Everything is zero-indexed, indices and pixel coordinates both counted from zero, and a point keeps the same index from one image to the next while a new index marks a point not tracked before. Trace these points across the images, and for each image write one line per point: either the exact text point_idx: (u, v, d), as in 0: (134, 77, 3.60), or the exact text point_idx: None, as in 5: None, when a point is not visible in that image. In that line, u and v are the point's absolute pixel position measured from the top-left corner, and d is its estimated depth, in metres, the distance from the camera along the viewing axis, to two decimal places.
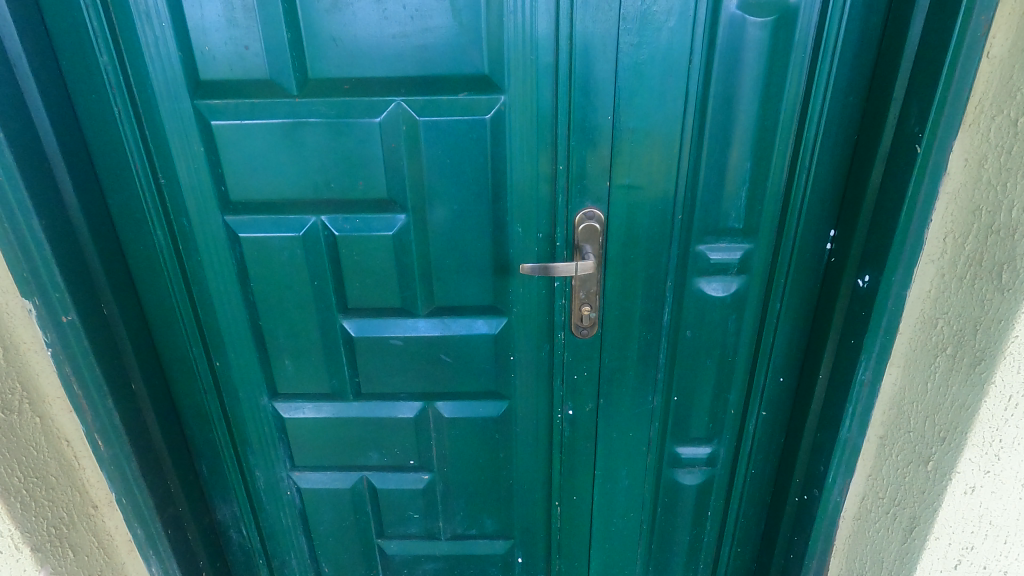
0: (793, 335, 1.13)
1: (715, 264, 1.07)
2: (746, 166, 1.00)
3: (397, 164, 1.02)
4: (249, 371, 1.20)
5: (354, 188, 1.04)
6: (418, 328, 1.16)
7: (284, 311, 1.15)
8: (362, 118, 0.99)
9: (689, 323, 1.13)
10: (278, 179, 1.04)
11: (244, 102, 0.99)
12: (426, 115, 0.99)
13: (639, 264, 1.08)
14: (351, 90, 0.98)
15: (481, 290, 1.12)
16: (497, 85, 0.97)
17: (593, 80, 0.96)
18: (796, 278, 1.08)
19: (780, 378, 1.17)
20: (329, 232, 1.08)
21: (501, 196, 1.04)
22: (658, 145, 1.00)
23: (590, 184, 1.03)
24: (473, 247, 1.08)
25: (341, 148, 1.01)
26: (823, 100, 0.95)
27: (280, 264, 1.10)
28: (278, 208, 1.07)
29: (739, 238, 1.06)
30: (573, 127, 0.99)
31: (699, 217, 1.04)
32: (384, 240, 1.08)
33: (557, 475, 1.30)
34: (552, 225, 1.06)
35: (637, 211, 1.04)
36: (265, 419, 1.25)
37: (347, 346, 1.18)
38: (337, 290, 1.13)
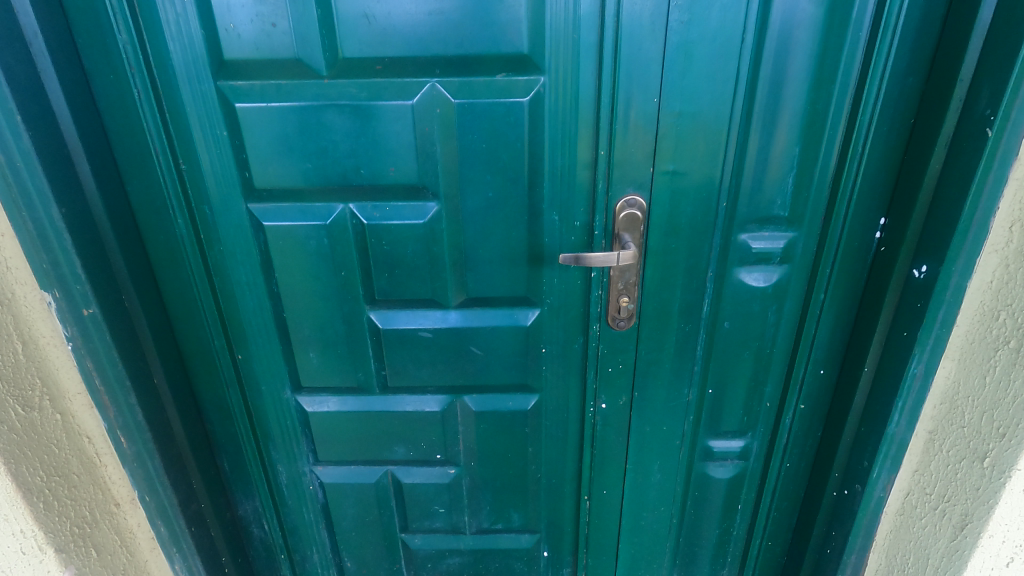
0: (835, 327, 1.09)
1: (758, 253, 1.04)
2: (795, 152, 0.97)
3: (430, 149, 0.98)
4: (273, 364, 1.17)
5: (384, 175, 0.99)
6: (447, 320, 1.12)
7: (310, 302, 1.11)
8: (395, 101, 0.94)
9: (728, 313, 1.10)
10: (305, 165, 0.99)
11: (269, 83, 0.94)
12: (462, 98, 0.94)
13: (680, 254, 1.04)
14: (382, 71, 0.93)
15: (514, 281, 1.08)
16: (538, 65, 0.92)
17: (639, 60, 0.91)
18: (841, 268, 1.04)
19: (820, 371, 1.14)
20: (357, 220, 1.03)
21: (537, 182, 1.00)
22: (704, 130, 0.95)
23: (632, 169, 0.98)
24: (507, 236, 1.04)
25: (371, 133, 0.97)
26: (880, 83, 0.91)
27: (306, 254, 1.06)
28: (305, 196, 1.02)
29: (782, 227, 1.03)
30: (615, 111, 0.94)
31: (743, 205, 1.01)
32: (415, 230, 1.03)
33: (586, 470, 1.27)
34: (590, 213, 1.02)
35: (681, 198, 1.00)
36: (289, 413, 1.23)
37: (374, 338, 1.15)
38: (365, 280, 1.09)
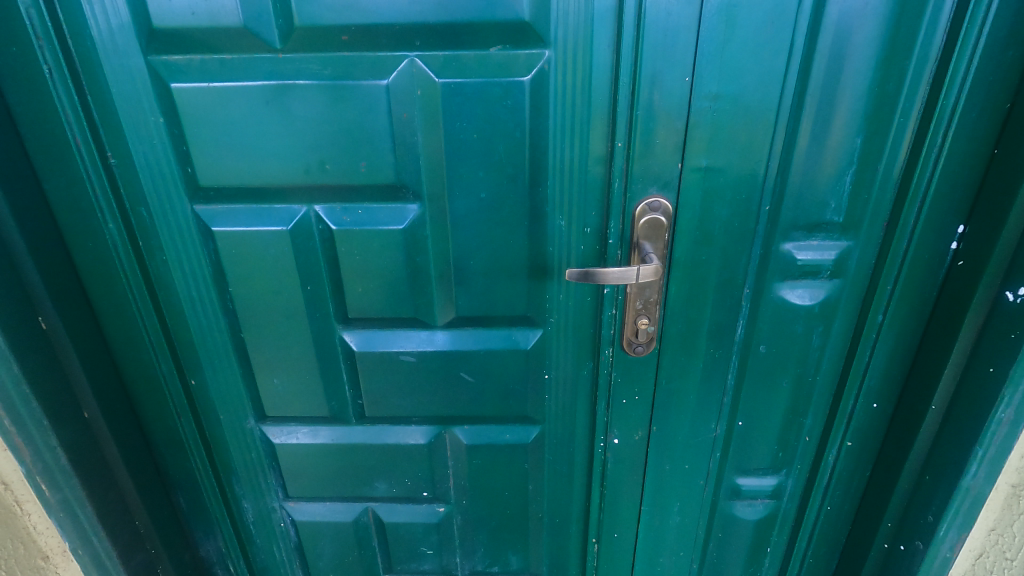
0: (894, 355, 0.92)
1: (803, 265, 0.87)
2: (856, 145, 0.79)
3: (410, 140, 0.80)
4: (232, 390, 1.01)
5: (355, 172, 0.82)
6: (433, 341, 0.96)
7: (272, 320, 0.95)
8: (366, 80, 0.77)
9: (764, 335, 0.93)
10: (259, 159, 0.82)
11: (210, 57, 0.76)
12: (448, 76, 0.77)
13: (711, 267, 0.87)
14: (349, 42, 0.75)
15: (511, 297, 0.91)
16: (542, 35, 0.74)
17: (668, 29, 0.73)
18: (905, 285, 0.87)
19: (873, 405, 0.97)
20: (325, 225, 0.86)
21: (540, 180, 0.83)
22: (747, 117, 0.78)
23: (656, 165, 0.80)
24: (504, 245, 0.87)
25: (336, 120, 0.79)
26: (970, 57, 0.73)
27: (265, 265, 0.90)
28: (260, 195, 0.85)
29: (835, 234, 0.86)
30: (638, 94, 0.76)
31: (790, 209, 0.83)
32: (393, 237, 0.86)
33: (595, 511, 1.10)
34: (604, 217, 0.84)
35: (714, 200, 0.82)
36: (253, 444, 1.07)
37: (349, 362, 0.98)
38: (336, 295, 0.92)
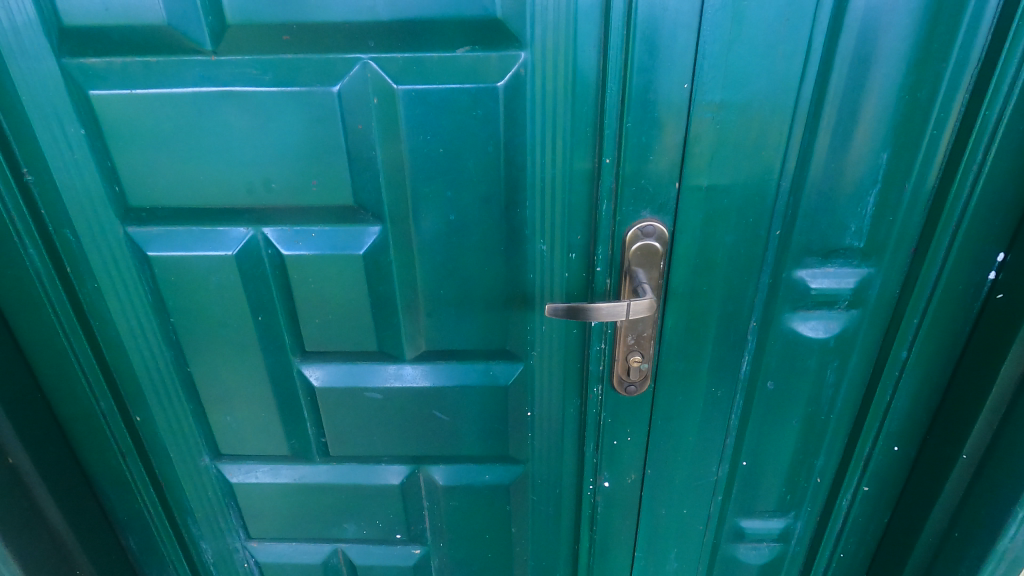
0: (919, 395, 0.82)
1: (818, 295, 0.77)
2: (882, 161, 0.69)
3: (368, 156, 0.70)
4: (182, 427, 0.92)
5: (306, 191, 0.72)
6: (402, 377, 0.86)
7: (221, 353, 0.85)
8: (313, 87, 0.66)
9: (772, 370, 0.83)
10: (196, 177, 0.72)
11: (133, 60, 0.66)
12: (409, 82, 0.66)
13: (713, 299, 0.76)
14: (292, 43, 0.64)
15: (488, 330, 0.81)
16: (516, 34, 0.64)
17: (664, 25, 0.61)
18: (933, 318, 0.77)
19: (894, 448, 0.86)
20: (275, 250, 0.76)
21: (518, 201, 0.72)
22: (756, 130, 0.66)
23: (651, 186, 0.69)
24: (478, 272, 0.77)
25: (282, 132, 0.69)
26: (1020, 60, 0.62)
27: (210, 293, 0.80)
28: (200, 216, 0.75)
29: (854, 261, 0.75)
30: (629, 103, 0.65)
31: (803, 233, 0.73)
32: (351, 263, 0.76)
33: (584, 556, 1.00)
34: (590, 242, 0.74)
35: (717, 225, 0.71)
36: (209, 483, 0.97)
37: (309, 397, 0.88)
38: (291, 326, 0.82)
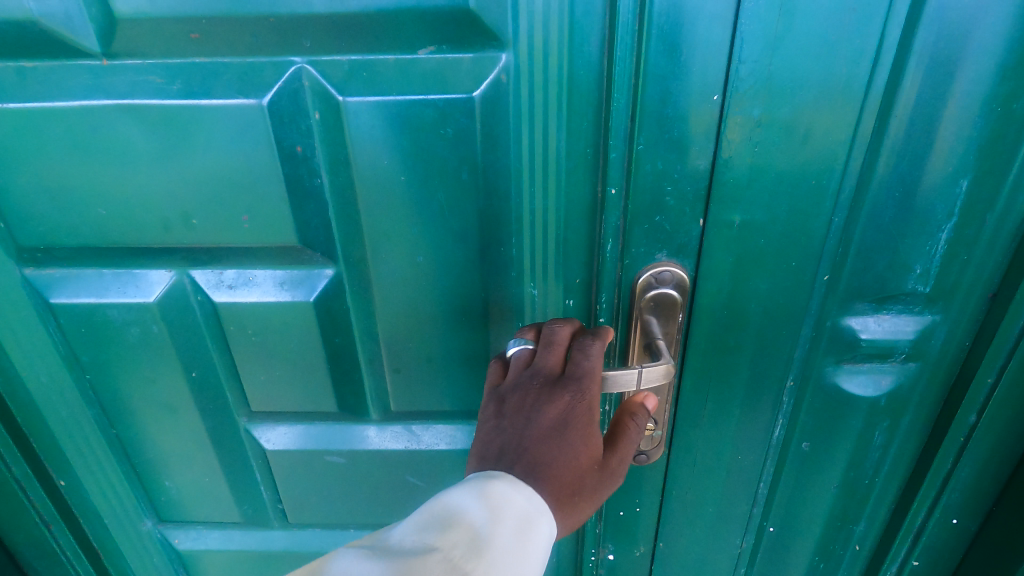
0: (987, 463, 0.68)
1: (871, 346, 0.62)
2: (961, 190, 0.54)
3: (310, 185, 0.56)
4: (114, 492, 0.79)
5: (237, 227, 0.58)
6: (368, 439, 0.72)
7: (152, 413, 0.71)
8: (235, 98, 0.52)
9: (809, 430, 0.69)
10: (100, 210, 0.58)
11: (5, 65, 0.52)
12: (358, 92, 0.51)
13: (742, 354, 0.62)
14: (204, 43, 0.50)
15: (467, 388, 0.67)
16: (492, 30, 0.49)
17: (687, 18, 0.46)
18: (1013, 378, 0.62)
19: (952, 520, 0.73)
20: (205, 297, 0.63)
21: (501, 238, 0.58)
22: (804, 153, 0.51)
23: (668, 222, 0.55)
24: (454, 322, 0.63)
25: (200, 155, 0.54)
26: None
27: (132, 346, 0.66)
28: (113, 257, 0.61)
29: (916, 308, 0.61)
30: (642, 120, 0.50)
31: (857, 275, 0.58)
32: (299, 313, 0.62)
33: None
34: (592, 288, 0.60)
35: (752, 269, 0.57)
36: (152, 551, 0.84)
37: (261, 460, 0.75)
38: (233, 382, 0.69)
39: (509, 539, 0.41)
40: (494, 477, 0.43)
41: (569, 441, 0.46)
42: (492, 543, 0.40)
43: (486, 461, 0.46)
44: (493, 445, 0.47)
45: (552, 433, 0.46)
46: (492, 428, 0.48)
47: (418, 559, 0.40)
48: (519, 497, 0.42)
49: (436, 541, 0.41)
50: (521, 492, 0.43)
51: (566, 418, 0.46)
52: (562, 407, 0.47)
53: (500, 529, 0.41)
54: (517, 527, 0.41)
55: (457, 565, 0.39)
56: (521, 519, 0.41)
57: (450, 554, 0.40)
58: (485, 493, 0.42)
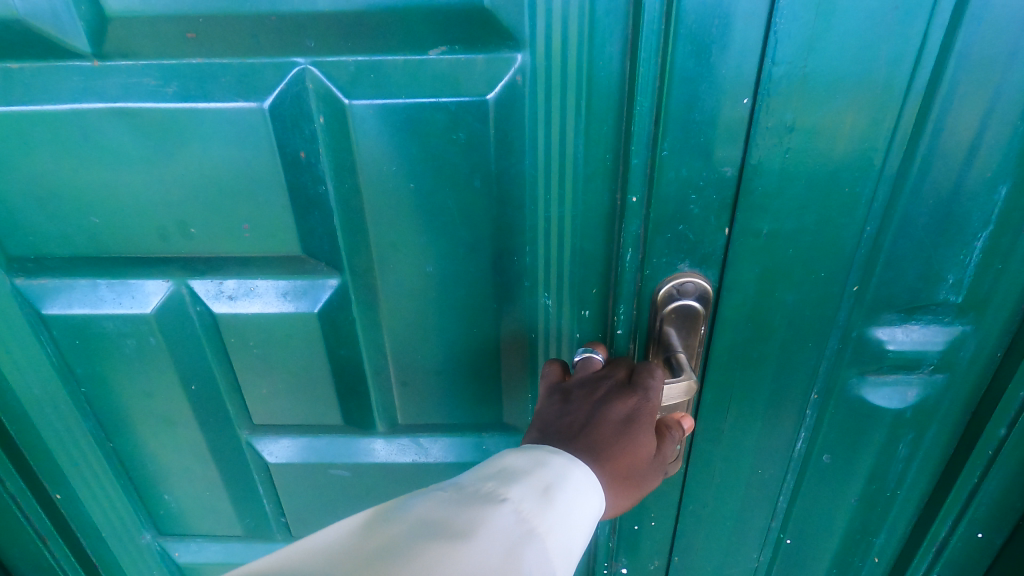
0: (1016, 476, 0.66)
1: (896, 358, 0.59)
2: (999, 198, 0.50)
3: (314, 193, 0.53)
4: (112, 505, 0.76)
5: (237, 237, 0.55)
6: (375, 453, 0.70)
7: (150, 426, 0.69)
8: (234, 102, 0.49)
9: (829, 444, 0.66)
10: (93, 219, 0.55)
11: None
12: (365, 95, 0.49)
13: (766, 367, 0.60)
14: (201, 43, 0.47)
15: (479, 401, 0.65)
16: (508, 29, 0.46)
17: (716, 16, 0.43)
18: None
19: (977, 534, 0.70)
20: (205, 308, 0.60)
21: (515, 247, 0.56)
22: (838, 159, 0.48)
23: (692, 231, 0.52)
24: (465, 334, 0.60)
25: (197, 161, 0.52)
26: None
27: (128, 359, 0.63)
28: (107, 267, 0.58)
29: (946, 318, 0.57)
30: (666, 125, 0.47)
31: (887, 286, 0.55)
32: (303, 325, 0.60)
33: None
34: (609, 299, 0.57)
35: (778, 279, 0.54)
36: (153, 563, 0.82)
37: (264, 473, 0.73)
38: (234, 395, 0.66)
39: (571, 504, 0.42)
40: (559, 453, 0.45)
41: (626, 433, 0.49)
42: (557, 503, 0.41)
43: (549, 434, 0.49)
44: (552, 424, 0.50)
45: (617, 422, 0.49)
46: (552, 410, 0.51)
47: (489, 505, 0.40)
48: (583, 474, 0.44)
49: (504, 492, 0.41)
50: (585, 465, 0.45)
51: (634, 413, 0.49)
52: (630, 405, 0.49)
53: (563, 493, 0.42)
54: (578, 495, 0.43)
55: (524, 516, 0.40)
56: (583, 489, 0.43)
57: (519, 506, 0.40)
58: (552, 461, 0.44)
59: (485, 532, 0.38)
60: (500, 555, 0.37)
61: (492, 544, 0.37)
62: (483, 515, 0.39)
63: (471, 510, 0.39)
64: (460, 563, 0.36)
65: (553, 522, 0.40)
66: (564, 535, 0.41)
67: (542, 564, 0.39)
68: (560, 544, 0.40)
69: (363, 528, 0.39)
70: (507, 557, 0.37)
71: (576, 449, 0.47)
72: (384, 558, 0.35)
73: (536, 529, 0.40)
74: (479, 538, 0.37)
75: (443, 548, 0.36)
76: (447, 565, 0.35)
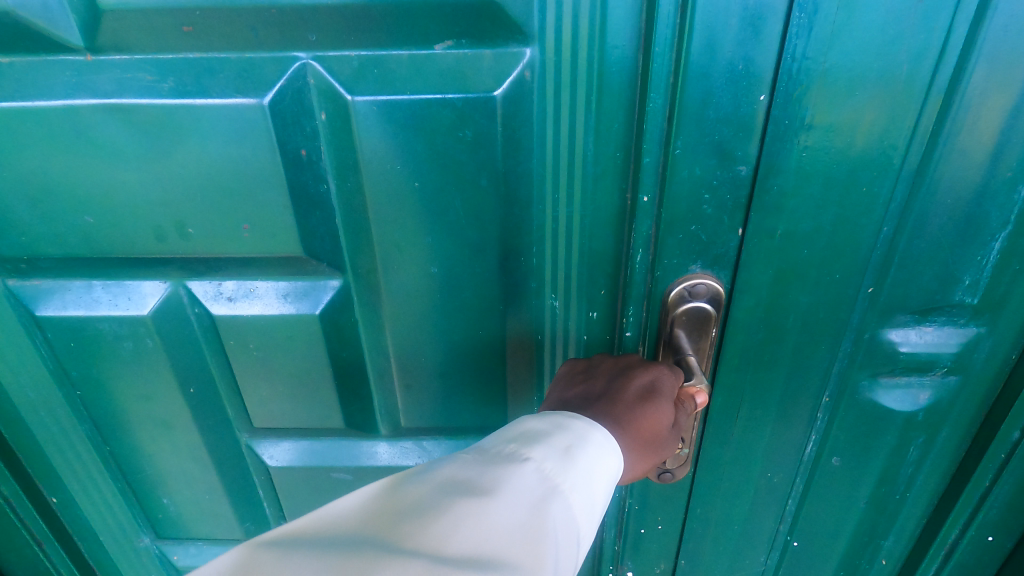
0: None
1: (909, 359, 0.58)
2: (1020, 197, 0.49)
3: (315, 192, 0.51)
4: (110, 509, 0.75)
5: (237, 237, 0.54)
6: (377, 456, 0.69)
7: (147, 430, 0.67)
8: (233, 98, 0.47)
9: (839, 446, 0.64)
10: (88, 219, 0.54)
11: None
12: (368, 91, 0.47)
13: (777, 370, 0.58)
14: (200, 38, 0.46)
15: (484, 403, 0.64)
16: (517, 23, 0.45)
17: (733, 9, 0.41)
18: None
19: (988, 537, 0.70)
20: (204, 310, 0.58)
21: (521, 248, 0.54)
22: (856, 157, 0.47)
23: (704, 231, 0.51)
24: (470, 336, 0.59)
25: (195, 160, 0.50)
26: None
27: (125, 361, 0.62)
28: (102, 268, 0.57)
29: (961, 319, 0.56)
30: (680, 123, 0.45)
31: (902, 287, 0.54)
32: (303, 327, 0.58)
33: None
34: (618, 300, 0.56)
35: (792, 280, 0.53)
36: (151, 567, 0.81)
37: (265, 476, 0.72)
38: (233, 398, 0.65)
39: (593, 463, 0.42)
40: (581, 416, 0.45)
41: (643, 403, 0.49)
42: (578, 463, 0.41)
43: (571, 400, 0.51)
44: (573, 395, 0.51)
45: (637, 390, 0.50)
46: (575, 382, 0.53)
47: (512, 464, 0.40)
48: (602, 436, 0.44)
49: (526, 452, 0.41)
50: (604, 429, 0.44)
51: (655, 383, 0.50)
52: (651, 375, 0.50)
53: (584, 453, 0.42)
54: (599, 456, 0.43)
55: (547, 475, 0.40)
56: (604, 450, 0.43)
57: (542, 465, 0.40)
58: (573, 424, 0.44)
59: (509, 489, 0.38)
60: (525, 510, 0.37)
61: (516, 500, 0.37)
62: (507, 473, 0.39)
63: (494, 469, 0.39)
64: (486, 518, 0.35)
65: (575, 480, 0.40)
66: (586, 493, 0.41)
67: (566, 521, 0.39)
68: (582, 500, 0.40)
69: (388, 486, 0.38)
70: (533, 512, 0.37)
71: (596, 413, 0.48)
72: (411, 513, 0.35)
73: (559, 487, 0.40)
74: (503, 496, 0.37)
75: (468, 503, 0.36)
76: (475, 519, 0.35)
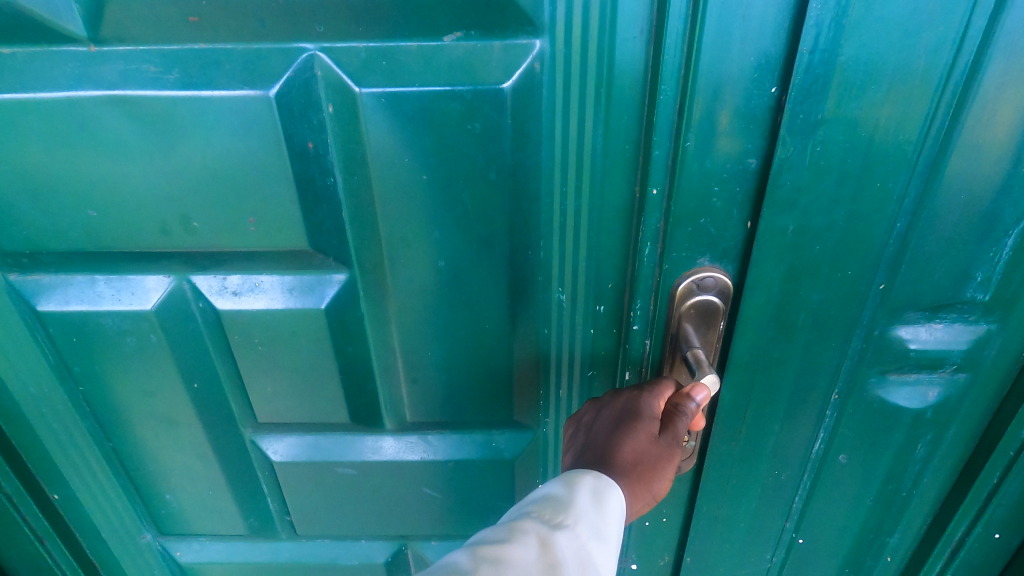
0: None
1: (919, 356, 0.57)
2: None
3: (320, 185, 0.51)
4: (112, 505, 0.74)
5: (241, 231, 0.53)
6: (383, 451, 0.68)
7: (150, 426, 0.67)
8: (239, 90, 0.47)
9: (847, 444, 0.64)
10: (90, 213, 0.53)
11: None
12: (375, 83, 0.46)
13: (786, 366, 0.58)
14: (205, 28, 0.45)
15: (489, 400, 0.63)
16: (526, 14, 0.44)
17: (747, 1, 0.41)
18: None
19: (994, 534, 0.69)
20: (208, 304, 0.58)
21: (529, 242, 0.54)
22: (869, 152, 0.46)
23: (714, 225, 0.50)
24: (476, 332, 0.58)
25: (199, 152, 0.49)
26: None
27: (128, 356, 0.61)
28: (106, 262, 0.56)
29: (972, 316, 0.56)
30: (692, 116, 0.45)
31: (913, 284, 0.53)
32: (308, 321, 0.58)
33: None
34: (625, 295, 0.55)
35: (802, 275, 0.52)
36: (154, 562, 0.81)
37: (268, 472, 0.71)
38: (237, 393, 0.64)
39: (591, 500, 0.47)
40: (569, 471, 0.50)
41: (622, 426, 0.51)
42: (576, 502, 0.46)
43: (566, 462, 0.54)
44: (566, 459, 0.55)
45: (614, 425, 0.52)
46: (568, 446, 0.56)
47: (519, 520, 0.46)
48: (588, 480, 0.48)
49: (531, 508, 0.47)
50: (590, 472, 0.49)
51: (626, 409, 0.52)
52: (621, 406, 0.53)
53: (581, 492, 0.47)
54: (597, 492, 0.47)
55: (549, 518, 0.45)
56: (601, 486, 0.48)
57: (545, 512, 0.46)
58: (567, 474, 0.50)
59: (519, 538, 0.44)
60: (533, 555, 0.42)
61: (527, 545, 0.43)
62: (515, 527, 0.45)
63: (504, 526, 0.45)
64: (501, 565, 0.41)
65: (575, 517, 0.45)
66: (592, 524, 0.45)
67: (576, 553, 0.44)
68: (590, 531, 0.45)
69: None
70: (542, 553, 0.43)
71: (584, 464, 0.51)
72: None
73: (562, 526, 0.45)
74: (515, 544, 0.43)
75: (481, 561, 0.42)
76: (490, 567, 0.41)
